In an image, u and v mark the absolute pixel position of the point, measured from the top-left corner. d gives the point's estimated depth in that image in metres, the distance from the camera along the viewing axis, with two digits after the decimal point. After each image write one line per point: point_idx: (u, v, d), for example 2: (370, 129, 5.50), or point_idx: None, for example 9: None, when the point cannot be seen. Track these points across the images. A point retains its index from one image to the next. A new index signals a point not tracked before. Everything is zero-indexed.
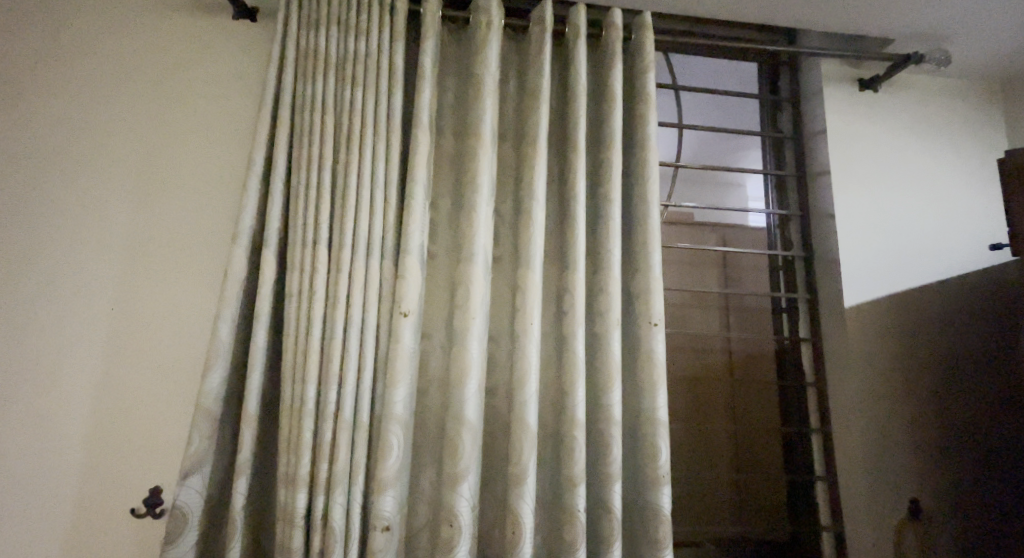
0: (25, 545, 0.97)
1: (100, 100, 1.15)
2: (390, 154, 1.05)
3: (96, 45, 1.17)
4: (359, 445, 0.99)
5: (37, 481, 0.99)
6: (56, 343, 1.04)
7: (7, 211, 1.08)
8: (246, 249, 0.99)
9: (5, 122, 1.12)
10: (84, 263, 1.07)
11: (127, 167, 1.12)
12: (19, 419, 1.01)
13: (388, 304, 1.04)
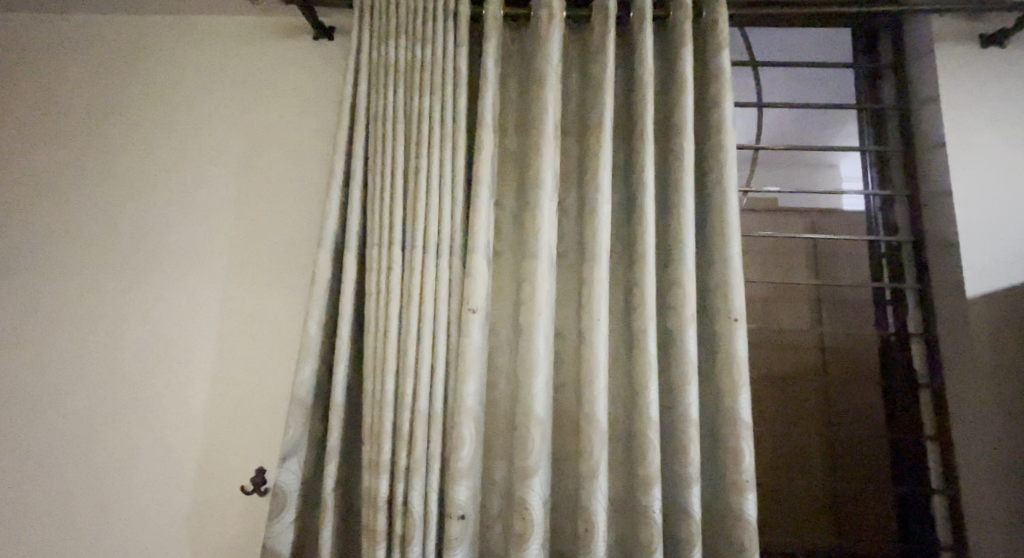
0: (159, 511, 1.14)
1: (204, 123, 1.29)
2: (456, 155, 1.08)
3: (196, 74, 1.31)
4: (434, 436, 1.04)
5: (166, 457, 1.15)
6: (178, 340, 1.20)
7: (136, 222, 1.25)
8: (328, 251, 1.07)
9: (132, 144, 1.29)
10: (198, 268, 1.22)
11: (230, 181, 1.25)
12: (153, 406, 1.18)
13: (458, 300, 1.07)
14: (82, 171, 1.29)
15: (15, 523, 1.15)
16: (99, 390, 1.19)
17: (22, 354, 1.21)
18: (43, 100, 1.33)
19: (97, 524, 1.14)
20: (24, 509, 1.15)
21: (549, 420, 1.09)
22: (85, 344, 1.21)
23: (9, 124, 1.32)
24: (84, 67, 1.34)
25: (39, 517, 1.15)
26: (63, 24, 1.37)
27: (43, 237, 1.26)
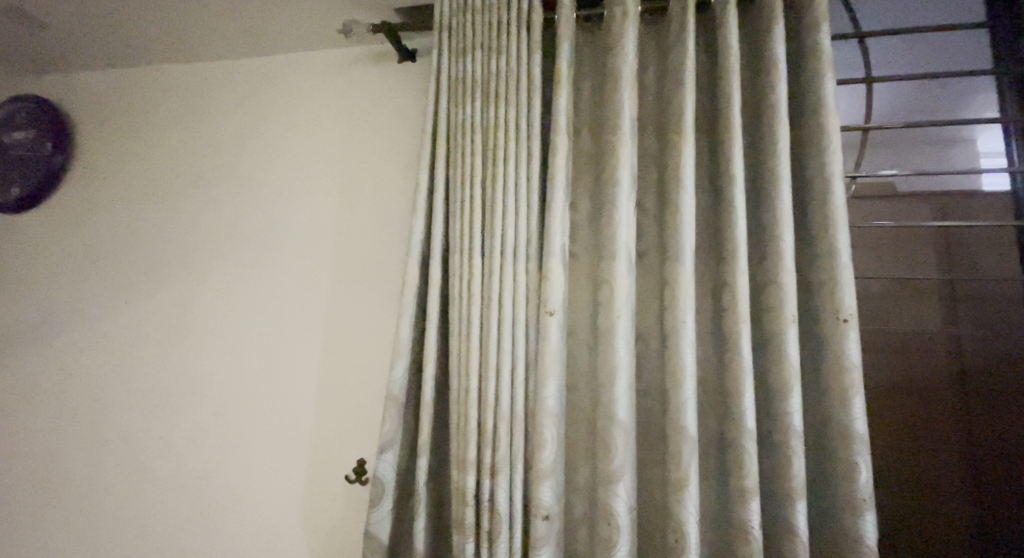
0: (278, 493, 1.28)
1: (304, 144, 1.42)
2: (532, 161, 1.10)
3: (296, 102, 1.45)
4: (516, 436, 1.06)
5: (282, 446, 1.30)
6: (288, 344, 1.34)
7: (252, 237, 1.41)
8: (414, 258, 1.14)
9: (245, 166, 1.45)
10: (304, 276, 1.35)
11: (328, 197, 1.37)
12: (269, 403, 1.32)
13: (536, 304, 1.09)
14: (205, 196, 1.46)
15: (166, 502, 1.35)
16: (226, 388, 1.36)
17: (166, 357, 1.41)
18: (172, 134, 1.52)
19: (228, 506, 1.31)
20: (174, 491, 1.35)
21: (633, 424, 1.06)
22: (213, 348, 1.38)
23: (146, 159, 1.53)
24: (202, 102, 1.52)
25: (184, 493, 1.34)
26: (184, 67, 1.56)
27: (178, 256, 1.45)
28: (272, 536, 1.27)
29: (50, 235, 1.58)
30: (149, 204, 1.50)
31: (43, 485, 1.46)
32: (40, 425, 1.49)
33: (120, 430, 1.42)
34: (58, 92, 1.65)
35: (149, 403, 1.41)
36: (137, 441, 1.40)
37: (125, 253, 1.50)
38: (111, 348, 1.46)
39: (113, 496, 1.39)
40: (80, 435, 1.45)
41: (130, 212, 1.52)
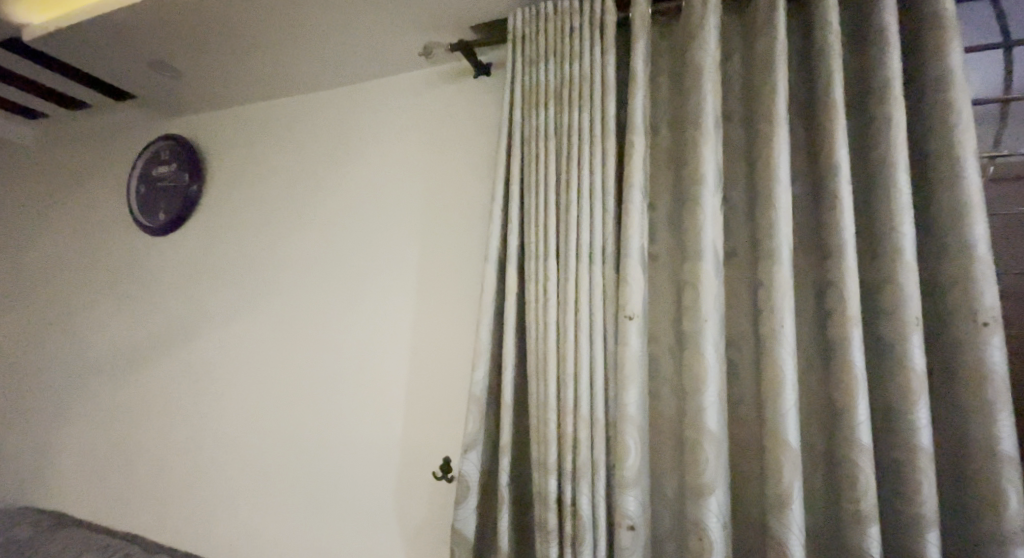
0: (377, 486, 1.37)
1: (394, 161, 1.52)
2: (607, 163, 1.09)
3: (386, 123, 1.56)
4: (598, 442, 1.05)
5: (380, 442, 1.39)
6: (383, 348, 1.43)
7: (350, 249, 1.54)
8: (493, 264, 1.17)
9: (345, 184, 1.58)
10: (395, 285, 1.45)
11: (416, 210, 1.46)
12: (368, 403, 1.43)
13: (614, 308, 1.07)
14: (311, 215, 1.62)
15: (280, 493, 1.49)
16: (329, 387, 1.49)
17: (280, 360, 1.58)
18: (283, 160, 1.70)
19: (332, 499, 1.42)
20: (286, 480, 1.49)
21: (724, 435, 1.00)
22: (318, 350, 1.52)
23: (262, 183, 1.72)
24: (307, 129, 1.69)
25: (295, 482, 1.48)
26: (293, 100, 1.74)
27: (289, 268, 1.62)
28: (370, 529, 1.36)
29: (185, 254, 1.82)
30: (264, 224, 1.69)
31: (180, 473, 1.67)
32: (178, 416, 1.71)
33: (242, 424, 1.59)
34: (193, 130, 1.91)
35: (265, 402, 1.57)
36: (257, 433, 1.57)
37: (246, 266, 1.69)
38: (234, 350, 1.66)
39: (237, 481, 1.57)
40: (210, 429, 1.65)
41: (249, 231, 1.71)
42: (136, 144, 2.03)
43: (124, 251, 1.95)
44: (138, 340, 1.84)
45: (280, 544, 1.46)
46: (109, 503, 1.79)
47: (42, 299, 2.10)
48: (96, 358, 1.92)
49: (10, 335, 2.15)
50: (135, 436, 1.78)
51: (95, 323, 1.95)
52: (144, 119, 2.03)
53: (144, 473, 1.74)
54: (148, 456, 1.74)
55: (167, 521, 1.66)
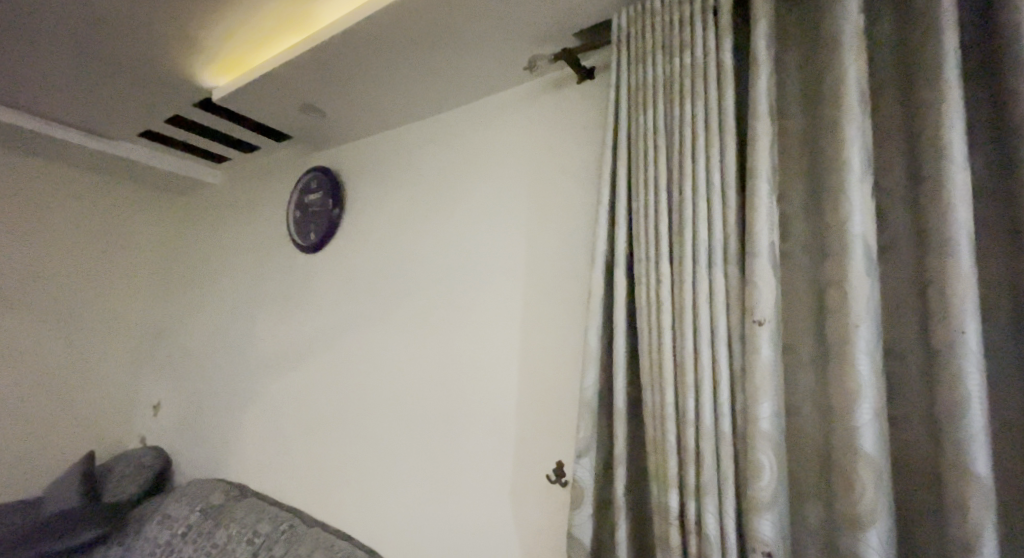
0: (500, 486, 1.42)
1: (510, 173, 1.58)
2: (726, 156, 1.01)
3: (501, 138, 1.64)
4: (725, 457, 0.96)
5: (501, 443, 1.44)
6: (501, 352, 1.50)
7: (470, 258, 1.63)
8: (602, 268, 1.16)
9: (467, 198, 1.68)
10: (511, 291, 1.51)
11: (529, 218, 1.51)
12: (487, 404, 1.49)
13: (740, 311, 0.98)
14: (434, 228, 1.75)
15: (410, 484, 1.63)
16: (452, 388, 1.59)
17: (409, 361, 1.72)
18: (411, 179, 1.87)
19: (457, 493, 1.51)
20: (418, 473, 1.62)
21: (886, 460, 0.86)
22: (440, 353, 1.64)
23: (395, 201, 1.90)
24: (432, 149, 1.83)
25: (426, 475, 1.59)
26: (420, 124, 1.90)
27: (416, 277, 1.76)
28: (490, 526, 1.42)
29: (332, 267, 2.07)
30: (395, 238, 1.86)
31: (329, 459, 1.89)
32: (328, 410, 1.95)
33: (379, 419, 1.76)
34: (338, 159, 2.19)
35: (397, 400, 1.73)
36: (392, 428, 1.72)
37: (380, 276, 1.87)
38: (371, 352, 1.84)
39: (376, 471, 1.73)
40: (353, 422, 1.85)
41: (383, 245, 1.89)
42: (296, 174, 2.37)
43: (287, 266, 2.28)
44: (298, 342, 2.15)
45: (409, 532, 1.59)
46: (274, 480, 2.09)
47: (231, 309, 2.54)
48: (268, 356, 2.27)
49: (210, 337, 2.63)
50: (295, 425, 2.06)
51: (267, 327, 2.31)
52: (302, 153, 2.36)
53: (302, 457, 2.00)
54: (304, 442, 2.01)
55: (318, 501, 1.89)
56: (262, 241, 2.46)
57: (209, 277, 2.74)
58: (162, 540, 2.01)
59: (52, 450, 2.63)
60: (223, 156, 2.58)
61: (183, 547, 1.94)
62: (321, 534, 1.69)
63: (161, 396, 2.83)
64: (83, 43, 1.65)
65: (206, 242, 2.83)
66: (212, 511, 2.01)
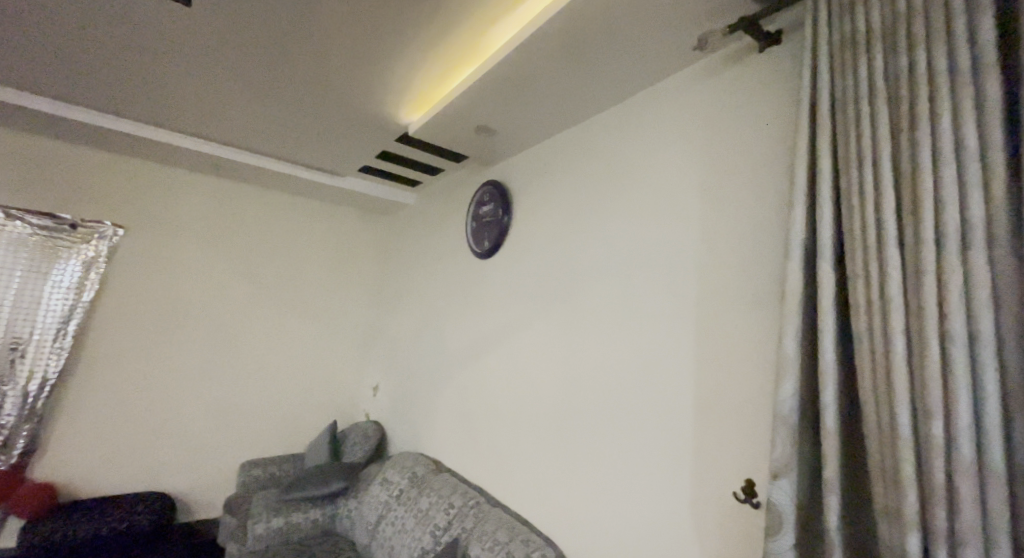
0: (681, 497, 1.33)
1: (683, 161, 1.48)
2: (986, 109, 0.78)
3: (671, 128, 1.54)
4: (993, 498, 0.74)
5: (681, 451, 1.35)
6: (674, 355, 1.41)
7: (641, 254, 1.56)
8: (800, 263, 1.00)
9: (636, 192, 1.62)
10: (686, 288, 1.41)
11: (705, 208, 1.40)
12: (662, 410, 1.41)
13: (1017, 310, 0.75)
14: (602, 227, 1.72)
15: (584, 484, 1.62)
16: (623, 388, 1.54)
17: (579, 360, 1.72)
18: (580, 178, 1.86)
19: (632, 497, 1.46)
20: (591, 472, 1.60)
21: None
22: (611, 352, 1.60)
23: (564, 200, 1.92)
24: (599, 145, 1.80)
25: (598, 475, 1.58)
26: (586, 122, 1.89)
27: (586, 276, 1.75)
28: (670, 537, 1.34)
29: (506, 272, 2.18)
30: (565, 238, 1.88)
31: (509, 452, 1.99)
32: (506, 405, 2.05)
33: (554, 416, 1.79)
34: (508, 169, 2.29)
35: (569, 401, 1.74)
36: (565, 425, 1.74)
37: (551, 276, 1.91)
38: (544, 350, 1.89)
39: (551, 466, 1.76)
40: (529, 416, 1.92)
41: (554, 245, 1.92)
42: (473, 187, 2.55)
43: (469, 268, 2.46)
44: (479, 342, 2.30)
45: (585, 530, 1.58)
46: (464, 465, 2.26)
47: (426, 307, 2.84)
48: (455, 352, 2.48)
49: (411, 332, 2.97)
50: (478, 415, 2.22)
51: (455, 324, 2.53)
52: (477, 167, 2.54)
53: (486, 447, 2.13)
54: (487, 433, 2.14)
55: (501, 490, 2.00)
56: (449, 248, 2.70)
57: (410, 279, 3.10)
58: (381, 500, 2.30)
59: (301, 423, 3.24)
60: (413, 179, 2.90)
61: (396, 508, 2.19)
62: (501, 516, 1.79)
63: (377, 380, 3.28)
64: (312, 94, 1.99)
65: (407, 253, 3.21)
66: (417, 481, 2.26)
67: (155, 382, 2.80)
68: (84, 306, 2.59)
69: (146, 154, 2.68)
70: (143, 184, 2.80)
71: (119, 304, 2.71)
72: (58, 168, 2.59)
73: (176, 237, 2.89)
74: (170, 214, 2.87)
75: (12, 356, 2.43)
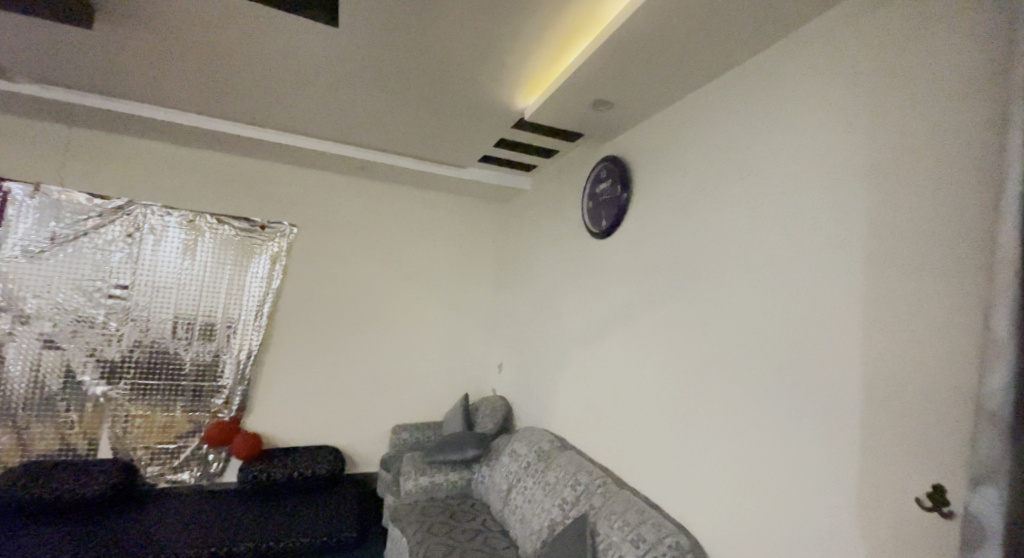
0: (840, 491, 1.27)
1: (838, 130, 1.38)
2: None
3: (827, 90, 1.42)
4: None
5: (840, 443, 1.28)
6: (836, 338, 1.32)
7: (789, 234, 1.49)
8: (1017, 235, 0.87)
9: (781, 167, 1.54)
10: (844, 270, 1.32)
11: (867, 181, 1.29)
12: (820, 396, 1.34)
13: None
14: (744, 203, 1.65)
15: (724, 470, 1.60)
16: (768, 373, 1.50)
17: (715, 344, 1.69)
18: (712, 155, 1.81)
19: (779, 485, 1.43)
20: (732, 458, 1.58)
21: None
22: (754, 337, 1.56)
23: (694, 179, 1.87)
24: (734, 118, 1.73)
25: (740, 462, 1.55)
26: (718, 96, 1.81)
27: (722, 259, 1.71)
28: (828, 531, 1.28)
29: (628, 248, 2.18)
30: (697, 216, 1.83)
31: (637, 432, 2.01)
32: (633, 386, 2.07)
33: (686, 400, 1.79)
34: (628, 142, 2.28)
35: (705, 384, 1.71)
36: (701, 409, 1.72)
37: (681, 258, 1.88)
38: (673, 333, 1.88)
39: (685, 450, 1.76)
40: (657, 398, 1.93)
41: (683, 226, 1.89)
42: (591, 164, 2.58)
43: (589, 250, 2.49)
44: (600, 323, 2.34)
45: (723, 516, 1.58)
46: (589, 441, 2.34)
47: (546, 289, 2.93)
48: (575, 333, 2.55)
49: (532, 313, 3.08)
50: (603, 395, 2.27)
51: (575, 305, 2.58)
52: (593, 145, 2.55)
53: (611, 426, 2.18)
54: (612, 412, 2.19)
55: (629, 470, 2.04)
56: (567, 230, 2.74)
57: (528, 261, 3.21)
58: (511, 470, 2.47)
59: (438, 395, 3.55)
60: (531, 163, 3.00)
61: (525, 479, 2.34)
62: (631, 500, 1.84)
63: (502, 358, 3.46)
64: (449, 90, 2.15)
65: (524, 235, 3.33)
66: (543, 456, 2.39)
67: (324, 355, 3.26)
68: (274, 292, 3.11)
69: (302, 160, 3.09)
70: (304, 186, 3.24)
71: (296, 288, 3.19)
72: (241, 178, 3.10)
73: (333, 229, 3.30)
74: (326, 210, 3.28)
75: (228, 333, 2.99)
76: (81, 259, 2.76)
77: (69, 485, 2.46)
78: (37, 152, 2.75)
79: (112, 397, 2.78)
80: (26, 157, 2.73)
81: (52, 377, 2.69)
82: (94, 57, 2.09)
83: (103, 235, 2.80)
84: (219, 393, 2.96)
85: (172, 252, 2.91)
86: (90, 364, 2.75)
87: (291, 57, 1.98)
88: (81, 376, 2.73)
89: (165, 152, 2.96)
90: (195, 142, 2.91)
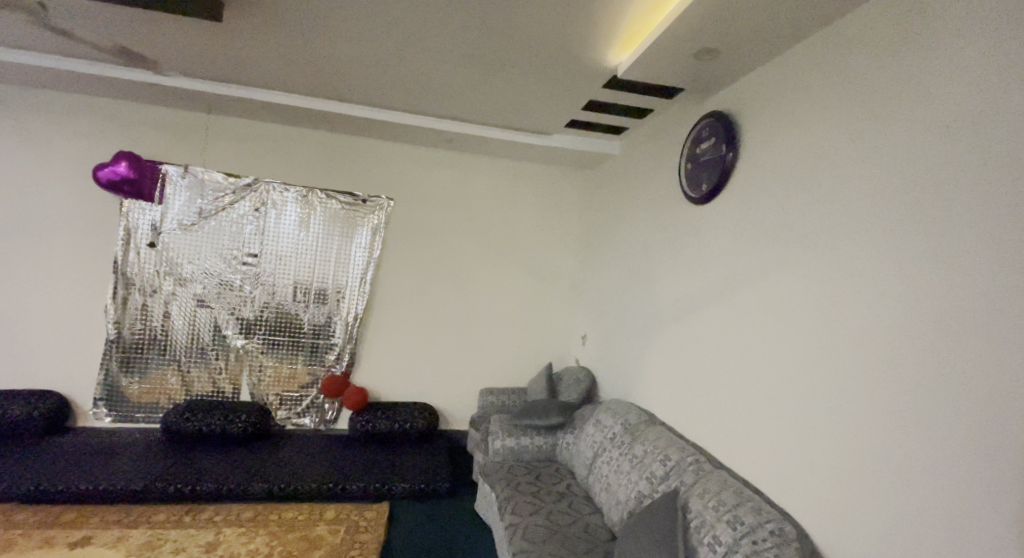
0: (964, 480, 1.23)
1: (981, 82, 1.26)
2: None
3: (971, 29, 1.29)
4: None
5: (969, 429, 1.23)
6: (981, 307, 1.23)
7: (916, 201, 1.39)
8: None
9: (908, 123, 1.42)
10: (985, 243, 1.23)
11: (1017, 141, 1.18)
12: (953, 371, 1.27)
13: None
14: (864, 165, 1.55)
15: (831, 450, 1.57)
16: (884, 350, 1.44)
17: (824, 318, 1.64)
18: (825, 113, 1.70)
19: (893, 470, 1.39)
20: (839, 439, 1.55)
21: None
22: (868, 313, 1.50)
23: (804, 139, 1.78)
24: (852, 73, 1.61)
25: (847, 442, 1.52)
26: (833, 49, 1.69)
27: (835, 229, 1.63)
28: (955, 516, 1.23)
29: (728, 216, 2.12)
30: (807, 184, 1.74)
31: (734, 407, 2.00)
32: (730, 360, 2.06)
33: (789, 375, 1.76)
34: (731, 99, 2.18)
35: (812, 360, 1.67)
36: (806, 386, 1.69)
37: (788, 226, 1.81)
38: (777, 305, 1.84)
39: (788, 427, 1.74)
40: (757, 373, 1.90)
41: (791, 193, 1.81)
42: (690, 124, 2.49)
43: (684, 219, 2.45)
44: (694, 294, 2.31)
45: (828, 497, 1.56)
46: (679, 414, 2.35)
47: (635, 261, 2.92)
48: (667, 302, 2.54)
49: (620, 282, 3.09)
50: (696, 368, 2.27)
51: (667, 274, 2.56)
52: (691, 108, 2.48)
53: (706, 399, 2.18)
54: (706, 386, 2.18)
55: (724, 445, 2.04)
56: (659, 198, 2.70)
57: (616, 232, 3.20)
58: (597, 439, 2.54)
59: (525, 360, 3.69)
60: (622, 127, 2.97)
61: (612, 449, 2.40)
62: (723, 478, 1.86)
63: (585, 330, 3.51)
64: (549, 56, 2.17)
65: (611, 206, 3.32)
66: (630, 429, 2.43)
67: (422, 317, 3.50)
68: (376, 260, 3.36)
69: (400, 136, 3.27)
70: (402, 160, 3.43)
71: (397, 257, 3.43)
72: (346, 154, 3.35)
73: (429, 200, 3.48)
74: (422, 182, 3.46)
75: (338, 296, 3.30)
76: (221, 231, 3.15)
77: (222, 421, 2.94)
78: (182, 135, 3.14)
79: (249, 350, 3.19)
80: (173, 141, 3.14)
81: (204, 330, 3.14)
82: (232, 49, 2.35)
83: (236, 210, 3.17)
84: (331, 349, 3.30)
85: (291, 225, 3.24)
86: (231, 321, 3.17)
87: (403, 36, 2.11)
88: (225, 330, 3.16)
89: (282, 131, 3.25)
90: (305, 122, 3.17)
